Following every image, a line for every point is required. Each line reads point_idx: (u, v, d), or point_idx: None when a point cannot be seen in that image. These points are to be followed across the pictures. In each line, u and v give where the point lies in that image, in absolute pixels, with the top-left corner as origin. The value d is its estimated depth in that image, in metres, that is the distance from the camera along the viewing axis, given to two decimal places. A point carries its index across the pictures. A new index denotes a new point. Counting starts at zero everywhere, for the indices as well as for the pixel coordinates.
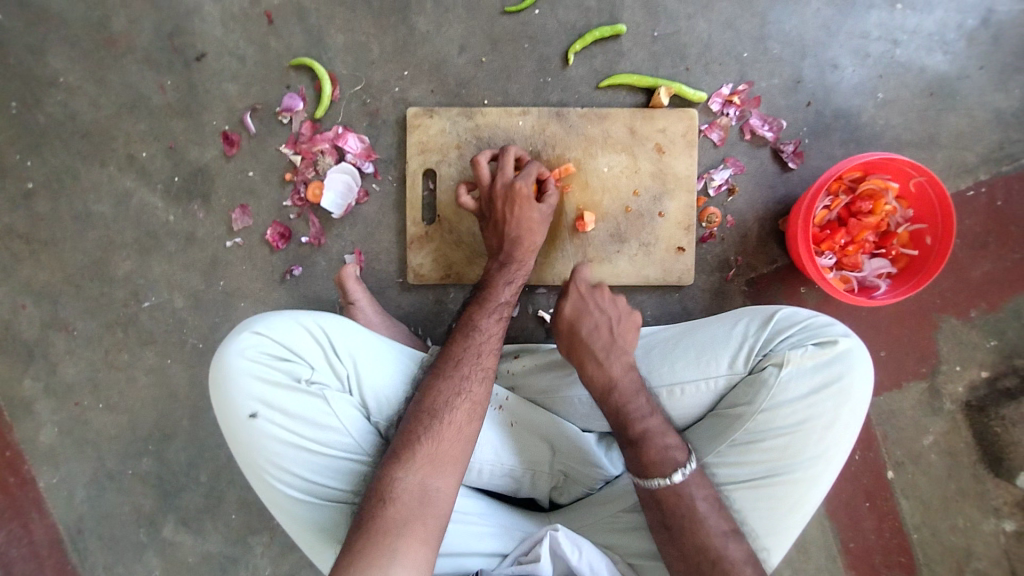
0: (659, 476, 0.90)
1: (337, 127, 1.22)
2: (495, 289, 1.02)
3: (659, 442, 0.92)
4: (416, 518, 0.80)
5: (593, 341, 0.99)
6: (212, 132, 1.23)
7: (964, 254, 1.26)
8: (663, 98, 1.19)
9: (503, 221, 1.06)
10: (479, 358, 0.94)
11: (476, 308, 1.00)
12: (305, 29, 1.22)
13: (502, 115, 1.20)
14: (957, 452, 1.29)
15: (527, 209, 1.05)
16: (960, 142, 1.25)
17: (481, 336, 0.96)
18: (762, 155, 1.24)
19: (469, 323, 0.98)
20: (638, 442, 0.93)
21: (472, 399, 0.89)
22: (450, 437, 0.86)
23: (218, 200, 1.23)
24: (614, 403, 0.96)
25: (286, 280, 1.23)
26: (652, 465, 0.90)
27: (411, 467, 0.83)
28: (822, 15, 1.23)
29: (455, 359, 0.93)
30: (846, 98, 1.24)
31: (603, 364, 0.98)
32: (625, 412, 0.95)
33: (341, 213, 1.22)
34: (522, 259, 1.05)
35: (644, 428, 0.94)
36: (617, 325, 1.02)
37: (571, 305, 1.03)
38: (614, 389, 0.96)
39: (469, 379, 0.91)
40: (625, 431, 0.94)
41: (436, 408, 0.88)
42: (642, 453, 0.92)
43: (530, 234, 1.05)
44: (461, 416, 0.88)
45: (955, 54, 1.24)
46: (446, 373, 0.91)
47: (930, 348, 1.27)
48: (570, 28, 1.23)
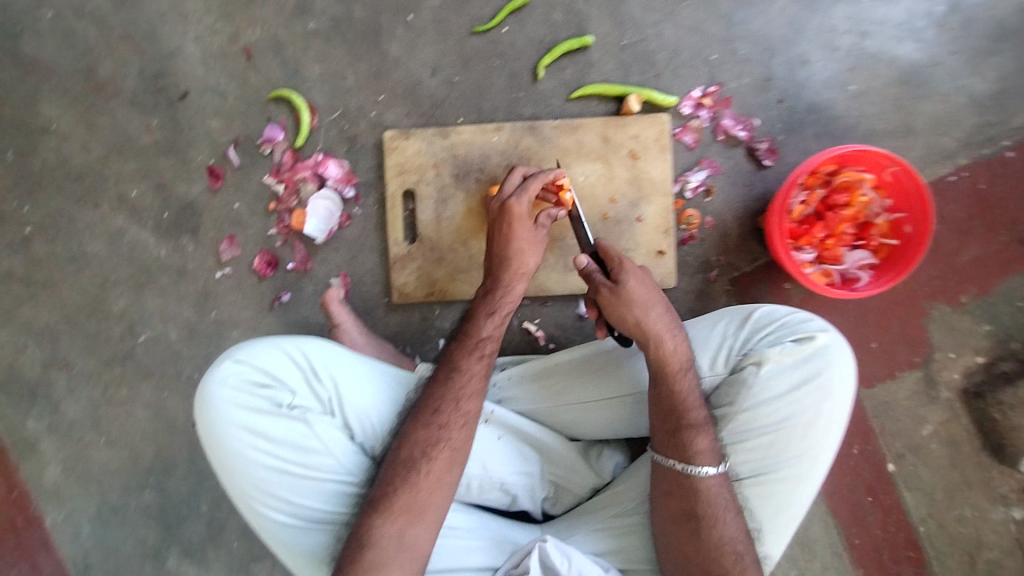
0: (705, 465, 0.91)
1: (317, 155, 1.25)
2: (478, 322, 0.99)
3: (710, 435, 0.93)
4: (394, 559, 0.83)
5: (665, 318, 0.94)
6: (198, 167, 1.26)
7: (949, 240, 1.25)
8: (633, 105, 1.21)
9: (499, 241, 1.03)
10: (458, 403, 0.92)
11: (463, 351, 0.96)
12: (282, 62, 1.26)
13: (476, 133, 1.23)
14: (957, 440, 1.27)
15: (520, 230, 1.02)
16: (938, 128, 1.24)
17: (461, 378, 0.93)
18: (737, 155, 1.24)
19: (451, 363, 0.96)
20: (697, 428, 0.92)
21: (451, 447, 0.89)
22: (429, 486, 0.86)
23: (207, 232, 1.26)
24: (679, 387, 0.93)
25: (275, 307, 1.26)
26: (701, 455, 0.91)
27: (389, 516, 0.85)
28: (788, 13, 1.24)
29: (434, 406, 0.92)
30: (818, 92, 1.24)
31: (667, 341, 0.93)
32: (685, 399, 0.93)
33: (324, 238, 1.25)
34: (508, 284, 1.01)
35: (697, 418, 0.93)
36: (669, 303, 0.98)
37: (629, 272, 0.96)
38: (685, 373, 0.94)
39: (453, 429, 0.90)
40: (683, 418, 0.93)
41: (414, 459, 0.88)
42: (699, 439, 0.92)
43: (520, 256, 1.01)
44: (440, 465, 0.88)
45: (924, 42, 1.24)
46: (426, 420, 0.90)
47: (922, 337, 1.26)
48: (539, 43, 1.25)
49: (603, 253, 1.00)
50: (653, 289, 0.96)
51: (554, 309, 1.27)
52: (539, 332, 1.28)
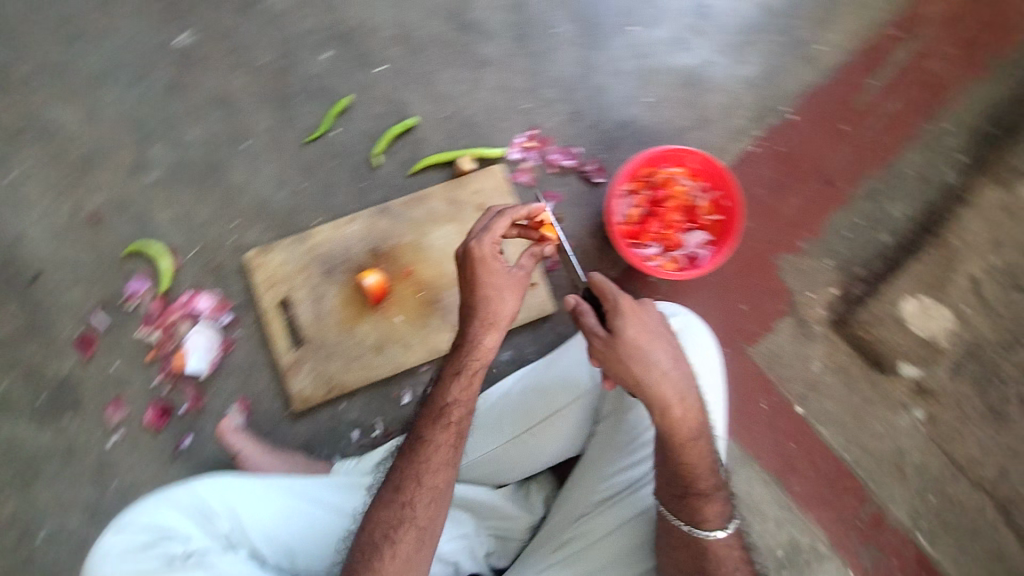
0: (711, 529, 0.96)
1: (185, 293, 1.27)
2: (447, 382, 0.96)
3: (720, 501, 0.97)
4: None
5: (674, 383, 0.94)
6: (65, 341, 1.24)
7: (772, 199, 1.41)
8: (466, 165, 1.33)
9: (472, 288, 0.95)
10: (420, 481, 0.90)
11: (432, 418, 0.94)
12: (128, 218, 1.28)
13: (332, 230, 1.30)
14: (845, 366, 1.39)
15: (492, 273, 0.95)
16: (729, 111, 1.42)
17: (428, 453, 0.92)
18: (571, 181, 1.37)
19: (417, 435, 0.94)
20: (706, 496, 0.96)
21: (416, 526, 0.87)
22: (393, 573, 0.84)
23: (90, 402, 1.23)
24: (688, 458, 0.95)
25: (178, 456, 1.23)
26: (706, 520, 0.96)
27: None
28: (576, 55, 1.40)
29: (396, 483, 0.91)
30: (622, 109, 1.40)
31: (672, 397, 0.93)
32: (695, 472, 0.96)
33: (209, 370, 1.26)
34: (473, 335, 0.95)
35: (709, 487, 0.97)
36: (678, 358, 0.97)
37: (634, 329, 0.95)
38: (696, 441, 0.96)
39: (420, 507, 0.89)
40: (693, 487, 0.96)
41: (376, 542, 0.86)
42: (709, 507, 0.96)
43: (496, 301, 0.94)
44: (406, 547, 0.86)
45: (693, 49, 1.43)
46: (389, 499, 0.89)
47: (781, 287, 1.40)
48: (367, 134, 1.34)
49: (602, 293, 0.98)
50: (659, 338, 0.96)
51: None
52: None
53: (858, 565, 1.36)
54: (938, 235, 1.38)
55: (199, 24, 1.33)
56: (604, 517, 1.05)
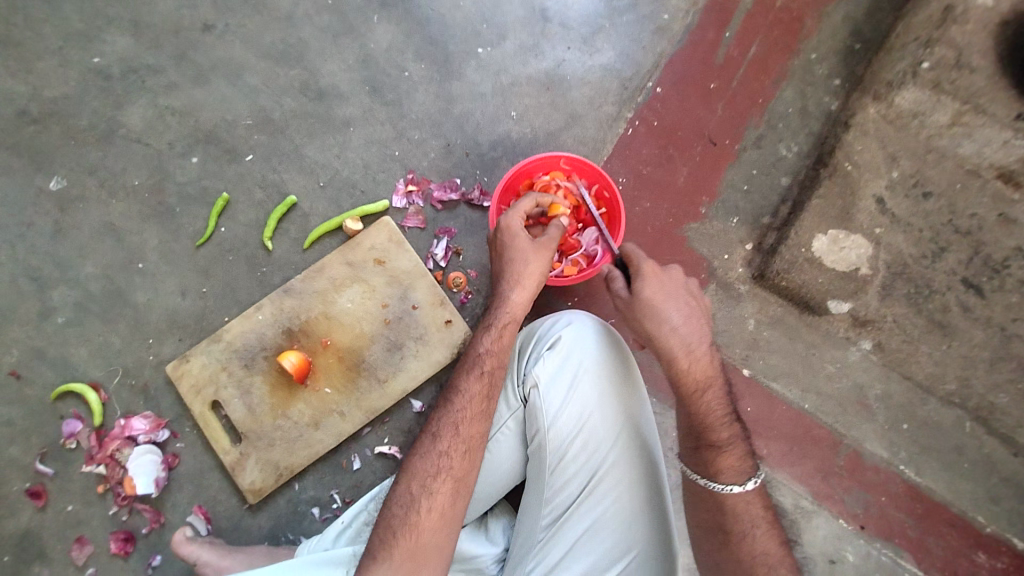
0: (733, 481, 0.95)
1: (120, 420, 1.31)
2: (478, 336, 1.05)
3: (739, 451, 0.97)
4: None
5: (682, 337, 0.99)
6: (18, 495, 1.28)
7: (661, 173, 1.42)
8: (353, 227, 1.35)
9: (502, 251, 1.09)
10: (459, 432, 0.97)
11: (463, 370, 1.02)
12: (51, 363, 1.34)
13: (243, 322, 1.33)
14: (779, 317, 1.37)
15: (518, 239, 1.08)
16: (595, 103, 1.44)
17: (460, 410, 0.98)
18: (461, 211, 1.39)
19: (451, 387, 1.01)
20: (720, 448, 0.97)
21: (453, 477, 0.94)
22: (432, 524, 0.91)
23: (55, 548, 1.27)
24: (702, 407, 0.98)
25: (151, 574, 1.27)
26: (726, 470, 0.95)
27: (392, 563, 0.88)
28: (433, 90, 1.44)
29: (434, 432, 0.98)
30: (492, 130, 1.43)
31: (687, 351, 0.98)
32: (710, 416, 0.98)
33: (158, 487, 1.28)
34: (501, 296, 1.06)
35: (727, 436, 0.98)
36: (692, 316, 1.01)
37: (651, 288, 1.01)
38: (707, 392, 0.99)
39: (455, 460, 0.95)
40: (707, 435, 0.98)
41: (416, 491, 0.93)
42: (725, 458, 0.95)
43: (516, 264, 1.06)
44: (443, 498, 0.93)
45: (544, 53, 1.45)
46: (427, 451, 0.96)
47: (694, 256, 1.39)
48: (257, 222, 1.39)
49: (630, 258, 1.05)
50: (677, 295, 1.02)
51: (394, 421, 1.33)
52: (393, 448, 1.32)
53: (847, 512, 1.32)
54: (830, 165, 1.37)
55: (73, 165, 1.40)
56: (551, 547, 1.03)
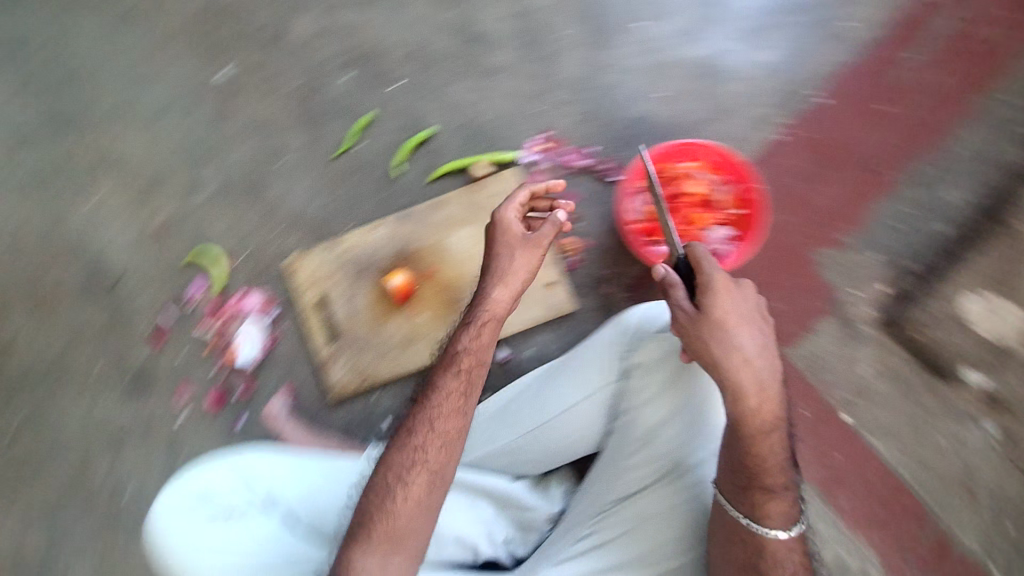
0: (774, 527, 0.89)
1: (236, 293, 1.43)
2: (459, 338, 1.03)
3: (787, 499, 0.90)
4: None
5: (755, 372, 0.90)
6: (142, 334, 1.44)
7: (808, 190, 1.32)
8: (479, 171, 1.38)
9: (492, 252, 1.07)
10: (437, 425, 0.94)
11: (443, 367, 1.00)
12: (191, 229, 1.47)
13: (360, 235, 1.40)
14: (898, 371, 1.28)
15: (500, 245, 1.06)
16: (753, 101, 1.36)
17: (442, 401, 0.96)
18: (589, 180, 1.37)
19: (431, 383, 0.99)
20: (773, 493, 0.89)
21: (428, 470, 0.92)
22: (410, 514, 0.89)
23: (163, 386, 1.43)
24: (761, 447, 0.90)
25: (234, 434, 1.40)
26: (774, 517, 0.89)
27: (368, 548, 0.87)
28: (582, 57, 1.39)
29: (411, 424, 0.96)
30: (629, 108, 1.37)
31: (756, 387, 0.90)
32: (768, 459, 0.90)
33: (256, 361, 1.40)
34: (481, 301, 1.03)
35: (779, 482, 0.90)
36: (767, 347, 0.93)
37: (721, 305, 0.93)
38: (772, 433, 0.90)
39: (433, 450, 0.93)
40: (759, 478, 0.90)
41: (393, 482, 0.91)
42: (775, 503, 0.89)
43: (506, 266, 1.04)
44: (419, 489, 0.90)
45: (708, 39, 1.37)
46: (404, 444, 0.94)
47: (820, 284, 1.30)
48: (387, 148, 1.42)
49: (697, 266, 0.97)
50: (743, 317, 0.94)
51: None
52: None
53: None
54: (1007, 223, 1.27)
55: (247, 56, 1.51)
56: (618, 519, 1.03)
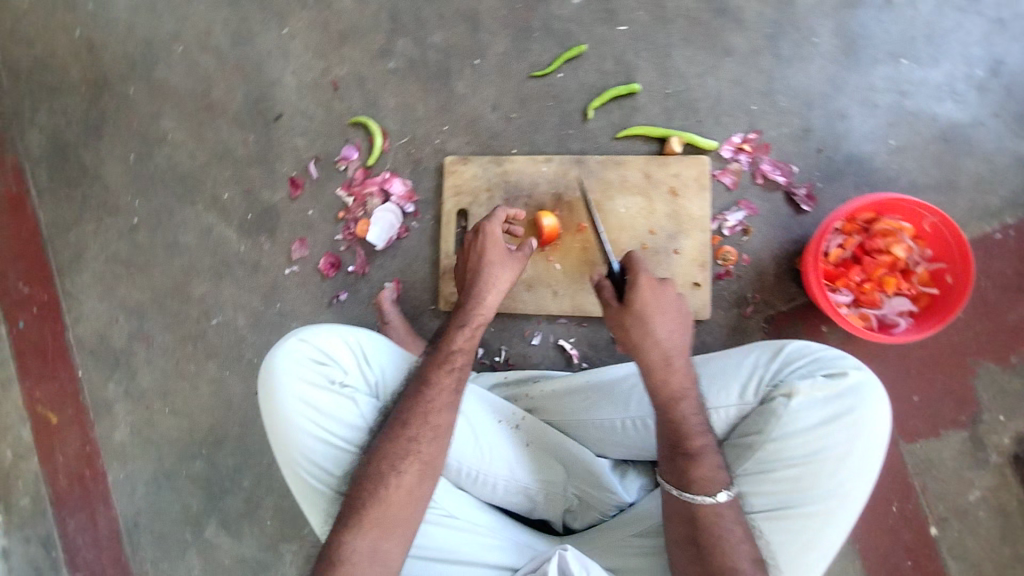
0: (703, 494, 0.94)
1: (385, 173, 1.40)
2: (449, 337, 1.00)
3: (715, 460, 0.96)
4: (365, 572, 0.85)
5: (669, 351, 1.01)
6: (282, 177, 1.43)
7: (999, 298, 1.23)
8: (675, 146, 1.30)
9: (467, 263, 1.08)
10: (427, 417, 0.93)
11: (432, 368, 0.97)
12: (363, 94, 1.43)
13: (528, 163, 1.34)
14: (1008, 509, 1.21)
15: (492, 250, 1.06)
16: (981, 186, 1.24)
17: (432, 391, 0.94)
18: (775, 198, 1.29)
19: (422, 376, 0.97)
20: (693, 456, 0.96)
21: (420, 461, 0.90)
22: (398, 501, 0.88)
23: (283, 234, 1.42)
24: (677, 415, 0.98)
25: (333, 304, 1.39)
26: (700, 483, 0.94)
27: (359, 531, 0.87)
28: (828, 71, 1.28)
29: (405, 414, 0.93)
30: (857, 144, 1.27)
31: (676, 368, 1.00)
32: (688, 425, 0.98)
33: (384, 246, 1.37)
34: (478, 301, 1.03)
35: (702, 445, 0.97)
36: (683, 329, 1.03)
37: (643, 297, 1.03)
38: (683, 401, 0.99)
39: (421, 446, 0.91)
40: (681, 443, 0.97)
41: (382, 475, 0.89)
42: (698, 468, 0.94)
43: (495, 272, 1.05)
44: (411, 479, 0.89)
45: (967, 103, 1.24)
46: (394, 434, 0.92)
47: (968, 394, 1.23)
48: (589, 88, 1.35)
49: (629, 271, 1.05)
50: (674, 311, 1.02)
51: (589, 330, 1.34)
52: (574, 350, 1.34)
53: None
54: None
55: None
56: None
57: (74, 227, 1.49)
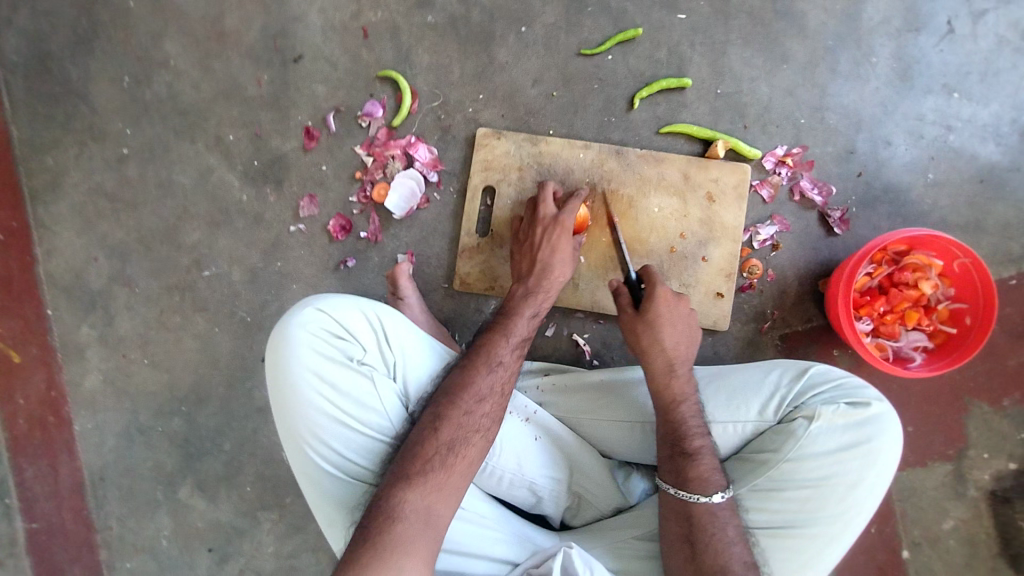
0: (699, 492, 0.94)
1: (410, 136, 1.30)
2: (518, 321, 1.02)
3: (711, 461, 0.96)
4: (420, 538, 0.81)
5: (678, 361, 1.02)
6: (297, 125, 1.32)
7: (1003, 342, 1.26)
8: (719, 150, 1.25)
9: (536, 249, 1.10)
10: (501, 398, 0.94)
11: (499, 339, 0.99)
12: (396, 46, 1.32)
13: (565, 146, 1.27)
14: (977, 541, 1.26)
15: (564, 240, 1.10)
16: (1006, 232, 1.25)
17: (503, 371, 0.95)
18: (808, 217, 1.27)
19: (492, 355, 0.96)
20: (693, 456, 0.96)
21: (488, 437, 0.90)
22: (461, 470, 0.87)
23: (291, 187, 1.31)
24: (674, 416, 0.99)
25: (339, 270, 1.30)
26: (695, 481, 0.94)
27: (419, 490, 0.84)
28: (881, 94, 1.27)
29: (476, 391, 0.92)
30: (897, 173, 1.27)
31: (677, 377, 1.01)
32: (687, 425, 0.98)
33: (402, 215, 1.29)
34: (547, 289, 1.07)
35: (699, 445, 0.97)
36: (691, 344, 1.04)
37: (662, 308, 1.03)
38: (681, 405, 1.00)
39: (488, 416, 0.92)
40: (681, 442, 0.97)
41: (453, 441, 0.88)
42: (695, 467, 0.95)
43: (562, 265, 1.08)
44: (475, 452, 0.89)
45: (1007, 147, 1.25)
46: (466, 405, 0.91)
47: (959, 431, 1.27)
48: (639, 75, 1.29)
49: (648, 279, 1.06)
50: (683, 323, 1.04)
51: (605, 328, 1.30)
52: (586, 346, 1.31)
53: None
54: None
55: None
56: None
57: (52, 149, 1.33)
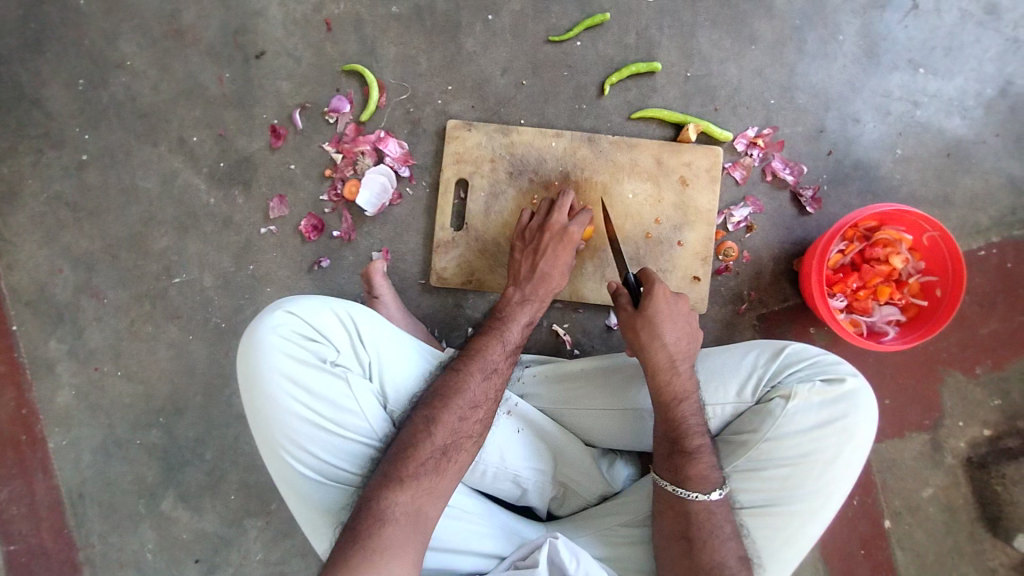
0: (698, 491, 0.94)
1: (379, 131, 1.28)
2: (512, 328, 1.04)
3: (709, 462, 0.96)
4: (408, 539, 0.80)
5: (676, 359, 1.00)
6: (262, 124, 1.29)
7: (974, 311, 1.28)
8: (691, 134, 1.24)
9: (541, 255, 1.11)
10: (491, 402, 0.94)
11: (495, 344, 1.00)
12: (360, 38, 1.29)
13: (537, 136, 1.26)
14: (955, 507, 1.29)
15: (568, 251, 1.12)
16: (974, 203, 1.27)
17: (496, 376, 0.97)
18: (781, 197, 1.28)
19: (485, 359, 0.97)
20: (691, 454, 0.96)
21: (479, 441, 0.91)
22: (453, 473, 0.87)
23: (259, 187, 1.28)
24: (676, 415, 0.98)
25: (313, 271, 1.28)
26: (693, 479, 0.94)
27: (408, 493, 0.83)
28: (848, 72, 1.27)
29: (469, 396, 0.92)
30: (866, 151, 1.28)
31: (679, 373, 1.00)
32: (687, 424, 0.98)
33: (374, 212, 1.27)
34: (541, 299, 1.10)
35: (699, 443, 0.97)
36: (689, 336, 1.03)
37: (657, 307, 1.01)
38: (681, 403, 0.99)
39: (480, 422, 0.92)
40: (681, 440, 0.97)
41: (447, 445, 0.88)
42: (695, 465, 0.95)
43: (559, 276, 1.11)
44: (467, 456, 0.89)
45: (972, 119, 1.27)
46: (461, 410, 0.90)
47: (934, 401, 1.29)
48: (608, 61, 1.28)
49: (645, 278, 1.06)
50: (681, 320, 1.03)
51: (584, 317, 1.30)
52: (567, 336, 1.30)
53: None
54: None
55: None
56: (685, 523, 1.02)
57: (7, 158, 1.29)
